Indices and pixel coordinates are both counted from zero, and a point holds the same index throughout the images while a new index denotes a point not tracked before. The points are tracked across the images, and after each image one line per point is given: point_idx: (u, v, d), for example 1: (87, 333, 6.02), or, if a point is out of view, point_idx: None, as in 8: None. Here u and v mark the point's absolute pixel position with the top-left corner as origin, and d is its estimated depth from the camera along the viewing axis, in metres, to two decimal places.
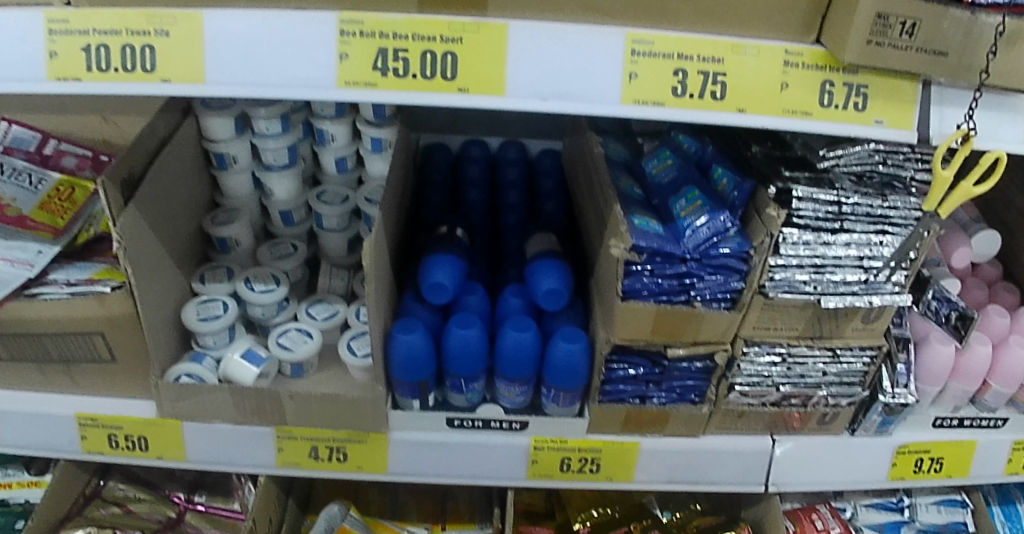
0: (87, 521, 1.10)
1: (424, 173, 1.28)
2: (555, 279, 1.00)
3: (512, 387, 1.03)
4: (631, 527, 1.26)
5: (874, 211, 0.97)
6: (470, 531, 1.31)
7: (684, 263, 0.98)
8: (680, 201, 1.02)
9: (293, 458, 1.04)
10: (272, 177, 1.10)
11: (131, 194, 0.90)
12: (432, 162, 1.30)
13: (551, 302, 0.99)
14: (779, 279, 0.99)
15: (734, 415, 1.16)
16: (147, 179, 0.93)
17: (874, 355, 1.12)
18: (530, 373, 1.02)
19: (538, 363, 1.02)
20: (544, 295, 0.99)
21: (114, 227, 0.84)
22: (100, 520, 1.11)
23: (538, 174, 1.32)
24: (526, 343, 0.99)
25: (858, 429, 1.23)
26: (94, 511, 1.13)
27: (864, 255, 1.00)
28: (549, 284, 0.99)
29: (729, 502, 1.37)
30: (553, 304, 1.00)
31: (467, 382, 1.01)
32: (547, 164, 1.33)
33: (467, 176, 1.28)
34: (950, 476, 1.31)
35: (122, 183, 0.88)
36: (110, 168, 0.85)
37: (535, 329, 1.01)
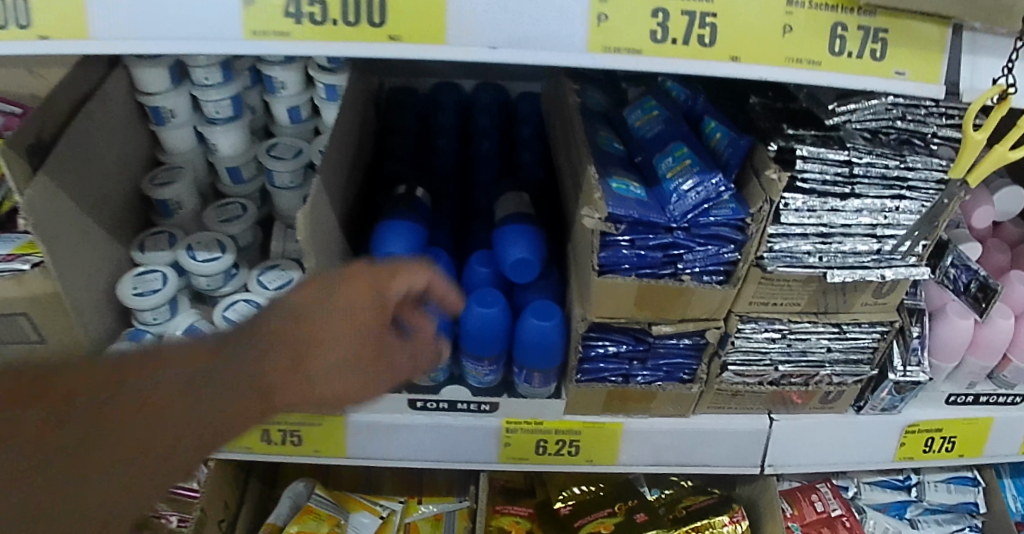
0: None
1: (387, 121, 1.15)
2: (523, 247, 0.89)
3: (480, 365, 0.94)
4: (615, 510, 1.17)
5: (890, 171, 0.86)
6: (448, 504, 1.24)
7: (669, 233, 0.87)
8: (665, 160, 0.90)
9: (244, 441, 0.96)
10: (215, 131, 0.99)
11: (41, 160, 0.80)
12: (397, 109, 1.17)
13: (520, 273, 0.89)
14: (778, 250, 0.89)
15: (728, 394, 1.06)
16: (60, 143, 0.83)
17: (885, 331, 1.01)
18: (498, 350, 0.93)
19: (508, 339, 0.93)
20: (512, 266, 0.89)
21: (20, 200, 0.75)
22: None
23: (515, 122, 1.20)
24: (493, 319, 0.89)
25: (864, 406, 1.13)
26: None
27: (878, 223, 0.89)
28: (517, 253, 0.89)
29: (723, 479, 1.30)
30: (522, 275, 0.90)
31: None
32: (525, 111, 1.21)
33: (437, 125, 1.16)
34: (962, 454, 1.22)
35: (28, 150, 0.78)
36: (12, 133, 0.75)
37: (503, 302, 0.91)
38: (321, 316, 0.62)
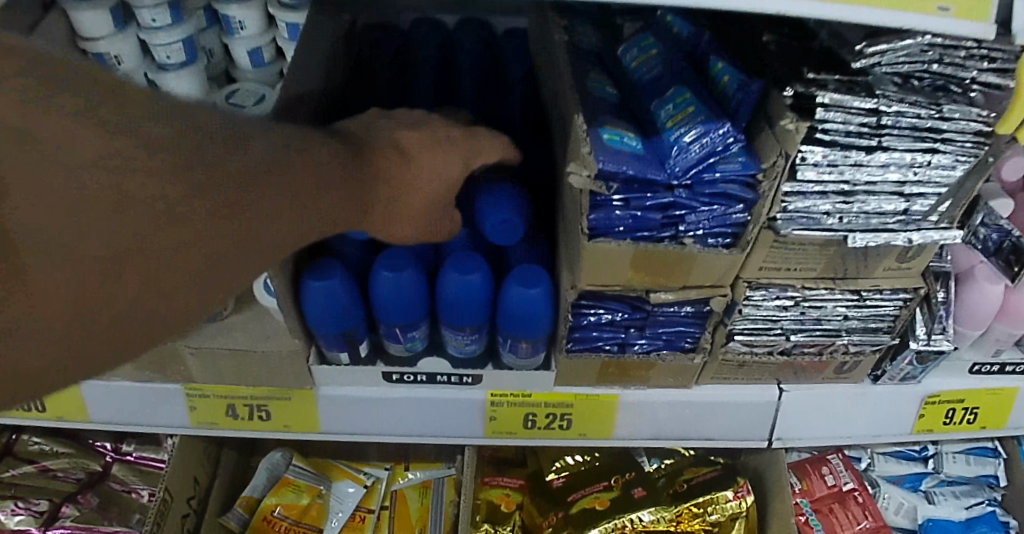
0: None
1: (361, 62, 1.04)
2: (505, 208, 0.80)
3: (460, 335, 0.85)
4: (611, 484, 1.06)
5: (922, 122, 0.75)
6: (435, 471, 1.17)
7: (670, 191, 0.78)
8: (666, 107, 0.80)
9: (208, 416, 0.89)
10: (168, 78, 0.89)
11: None
12: (371, 49, 1.06)
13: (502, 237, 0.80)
14: (793, 210, 0.79)
15: (734, 364, 0.96)
16: None
17: (908, 298, 0.91)
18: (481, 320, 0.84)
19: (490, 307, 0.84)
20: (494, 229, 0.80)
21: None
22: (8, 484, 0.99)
23: (503, 62, 1.08)
24: (473, 288, 0.81)
25: (882, 376, 1.03)
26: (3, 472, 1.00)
27: (906, 180, 0.79)
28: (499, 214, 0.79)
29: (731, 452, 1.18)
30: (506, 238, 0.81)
31: (405, 333, 0.84)
32: (514, 50, 1.09)
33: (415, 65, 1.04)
34: (984, 427, 1.14)
35: None
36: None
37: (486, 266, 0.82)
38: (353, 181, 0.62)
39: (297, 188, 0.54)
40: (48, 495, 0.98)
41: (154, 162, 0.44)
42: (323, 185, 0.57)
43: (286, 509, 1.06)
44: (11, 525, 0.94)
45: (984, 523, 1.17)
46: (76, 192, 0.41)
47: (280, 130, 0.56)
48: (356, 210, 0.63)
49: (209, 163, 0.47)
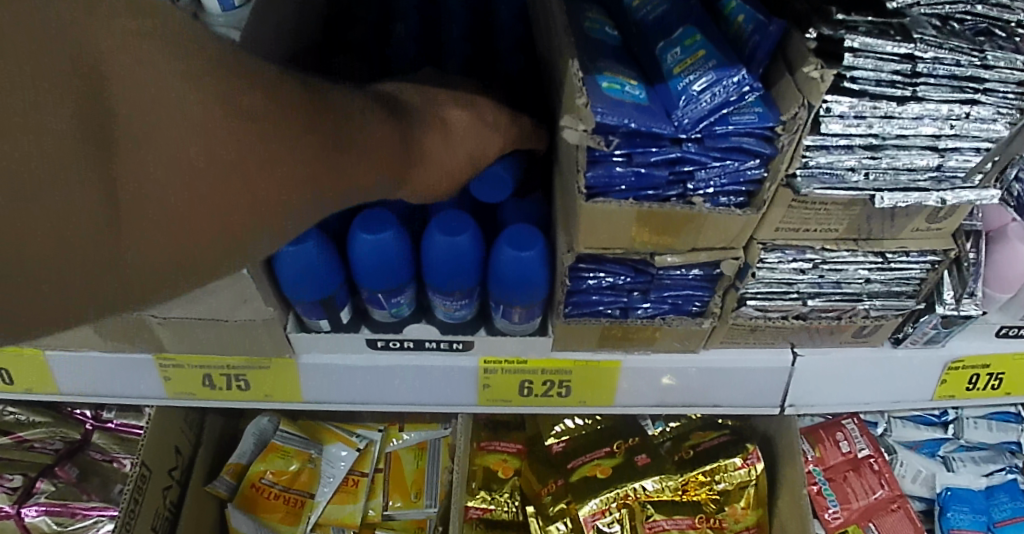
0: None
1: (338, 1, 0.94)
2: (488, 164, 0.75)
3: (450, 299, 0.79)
4: (614, 450, 0.98)
5: (964, 69, 0.67)
6: (431, 432, 1.12)
7: (677, 146, 0.70)
8: (673, 51, 0.71)
9: (185, 387, 0.85)
10: None
11: None
12: None
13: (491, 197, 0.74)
14: (815, 167, 0.72)
15: (745, 329, 0.88)
16: None
17: (937, 260, 0.84)
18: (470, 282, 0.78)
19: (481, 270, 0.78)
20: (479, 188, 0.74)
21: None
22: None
23: None
24: (461, 249, 0.74)
25: (904, 340, 0.96)
26: None
27: (942, 133, 0.71)
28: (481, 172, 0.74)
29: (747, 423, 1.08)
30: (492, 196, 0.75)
31: (387, 299, 0.78)
32: None
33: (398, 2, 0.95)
34: (1008, 394, 1.08)
35: None
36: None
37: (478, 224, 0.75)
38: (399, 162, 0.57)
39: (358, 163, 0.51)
40: (22, 471, 0.94)
41: (255, 118, 0.41)
42: (378, 160, 0.54)
43: (276, 475, 1.03)
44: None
45: (1004, 492, 1.10)
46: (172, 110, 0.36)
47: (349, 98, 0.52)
48: (394, 188, 0.59)
49: (296, 132, 0.44)
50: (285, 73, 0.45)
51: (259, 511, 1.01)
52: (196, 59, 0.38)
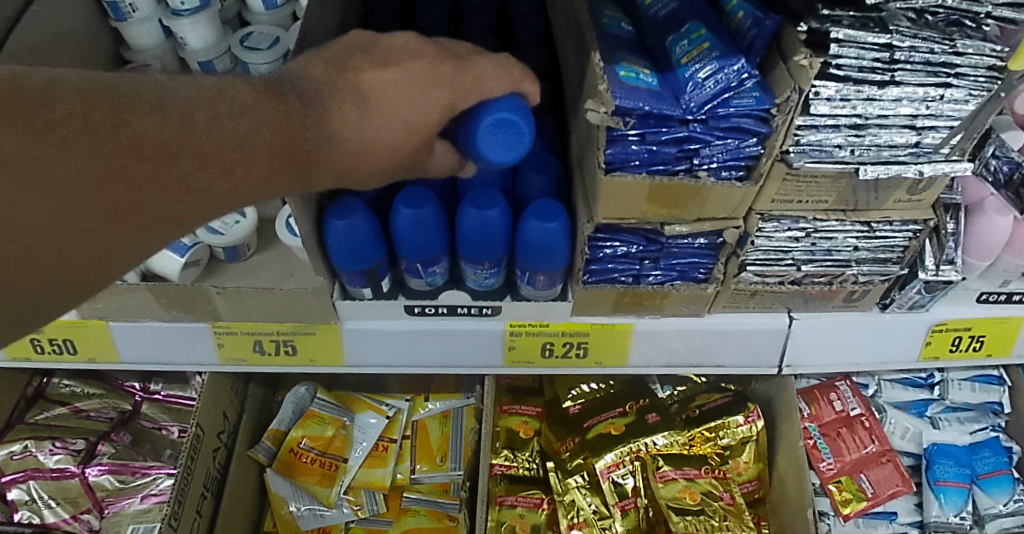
0: (28, 431, 0.99)
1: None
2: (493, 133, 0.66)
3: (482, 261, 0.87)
4: (626, 409, 1.06)
5: (936, 56, 0.76)
6: (453, 401, 1.19)
7: (684, 126, 0.78)
8: (680, 43, 0.80)
9: (236, 353, 0.92)
10: (182, 25, 0.86)
11: None
12: None
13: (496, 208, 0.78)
14: (806, 143, 0.81)
15: (746, 293, 0.96)
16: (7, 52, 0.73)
17: (919, 229, 0.93)
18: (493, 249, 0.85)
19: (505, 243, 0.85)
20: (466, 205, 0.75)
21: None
22: (46, 426, 1.01)
23: None
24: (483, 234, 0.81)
25: (891, 304, 1.04)
26: (38, 415, 1.02)
27: (919, 113, 0.80)
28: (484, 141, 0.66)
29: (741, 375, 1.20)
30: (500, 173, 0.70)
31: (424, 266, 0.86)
32: None
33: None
34: (990, 355, 1.16)
35: None
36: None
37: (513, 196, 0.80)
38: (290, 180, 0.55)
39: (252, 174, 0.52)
40: (83, 436, 1.00)
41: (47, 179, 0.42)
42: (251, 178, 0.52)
43: (313, 440, 1.11)
44: (51, 464, 0.97)
45: (988, 447, 1.19)
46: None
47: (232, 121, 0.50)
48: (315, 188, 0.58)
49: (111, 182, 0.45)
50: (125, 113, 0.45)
51: (297, 475, 1.09)
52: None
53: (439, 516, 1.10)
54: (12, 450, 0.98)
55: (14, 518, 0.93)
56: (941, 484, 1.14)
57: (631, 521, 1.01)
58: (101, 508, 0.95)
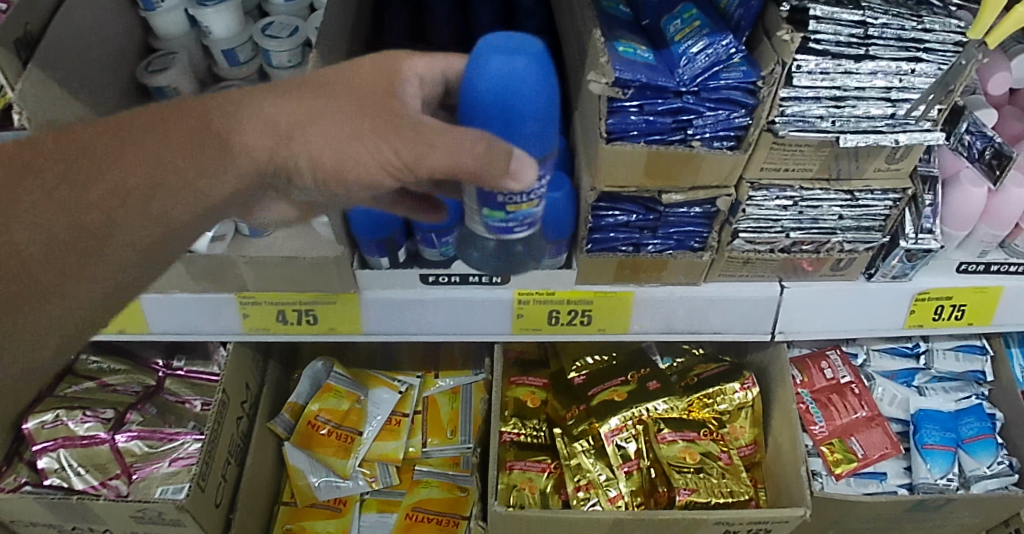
0: (57, 401, 1.04)
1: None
2: (483, 75, 0.66)
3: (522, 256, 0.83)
4: (628, 378, 1.12)
5: (906, 33, 0.84)
6: (464, 377, 1.25)
7: (678, 98, 0.85)
8: (674, 22, 0.86)
9: (260, 323, 0.98)
10: (207, 14, 0.92)
11: (29, 55, 0.76)
12: None
13: (538, 200, 0.73)
14: (791, 114, 0.87)
15: (740, 261, 1.03)
16: (49, 36, 0.78)
17: (898, 197, 0.99)
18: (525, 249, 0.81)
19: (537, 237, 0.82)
20: (487, 215, 0.73)
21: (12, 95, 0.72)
22: (73, 397, 1.06)
23: None
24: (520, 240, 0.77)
25: (875, 274, 1.10)
26: (68, 389, 1.06)
27: (893, 86, 0.87)
28: (482, 93, 0.66)
29: (737, 347, 1.25)
30: (533, 108, 0.67)
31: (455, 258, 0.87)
32: None
33: None
34: (971, 323, 1.21)
35: (15, 43, 0.74)
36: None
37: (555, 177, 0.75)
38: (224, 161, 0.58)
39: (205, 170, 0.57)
40: (111, 406, 1.05)
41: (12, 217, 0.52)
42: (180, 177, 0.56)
43: (329, 413, 1.15)
44: (81, 431, 1.01)
45: (971, 414, 1.22)
46: None
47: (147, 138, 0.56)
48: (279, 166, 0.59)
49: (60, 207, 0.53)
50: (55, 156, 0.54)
51: (314, 447, 1.13)
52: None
53: (450, 486, 1.15)
54: (44, 419, 1.02)
55: (44, 482, 0.97)
56: (927, 447, 1.18)
57: (634, 482, 1.06)
58: (130, 473, 0.99)
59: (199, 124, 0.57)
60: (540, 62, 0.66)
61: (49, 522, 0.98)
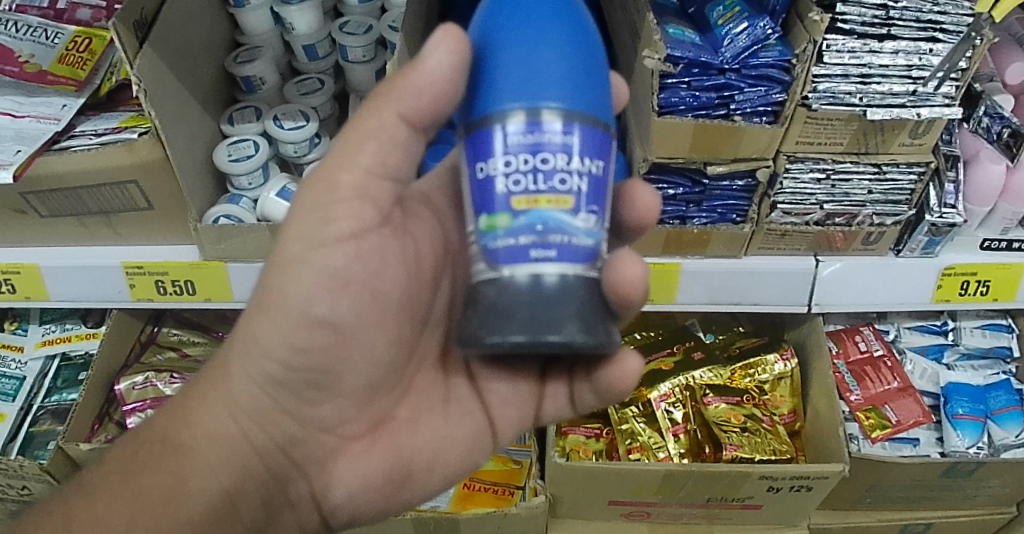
0: (144, 367, 1.17)
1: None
2: (499, 65, 0.61)
3: (565, 293, 0.61)
4: (674, 350, 1.20)
5: (924, 14, 0.91)
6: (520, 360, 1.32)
7: (722, 75, 0.96)
8: (717, 9, 0.99)
9: None
10: (291, 11, 1.04)
11: (144, 36, 0.86)
12: None
13: (564, 194, 0.61)
14: (822, 89, 0.94)
15: (777, 235, 1.11)
16: (159, 22, 0.88)
17: (922, 172, 1.04)
18: (569, 284, 0.61)
19: (588, 282, 0.63)
20: (487, 230, 0.62)
21: (132, 70, 0.82)
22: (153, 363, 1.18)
23: None
24: (551, 263, 0.61)
25: (904, 249, 1.15)
26: (152, 357, 1.20)
27: (912, 64, 0.93)
28: (504, 79, 0.61)
29: (774, 324, 1.33)
30: (541, 64, 0.60)
31: (467, 352, 0.63)
32: None
33: None
34: (996, 300, 1.21)
35: (135, 25, 0.84)
36: (122, 8, 0.81)
37: (601, 188, 0.63)
38: (192, 422, 0.72)
39: (195, 419, 0.72)
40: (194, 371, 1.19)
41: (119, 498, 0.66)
42: (186, 437, 0.71)
43: None
44: (169, 391, 1.15)
45: (1000, 389, 1.24)
46: (110, 516, 0.65)
47: (142, 437, 0.71)
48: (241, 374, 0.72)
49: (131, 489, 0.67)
50: (104, 474, 0.69)
51: None
52: (90, 505, 0.66)
53: (505, 459, 1.18)
54: (134, 380, 1.15)
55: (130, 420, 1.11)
56: (958, 417, 1.20)
57: (682, 444, 1.12)
58: None
59: (158, 430, 0.72)
60: (566, 27, 0.62)
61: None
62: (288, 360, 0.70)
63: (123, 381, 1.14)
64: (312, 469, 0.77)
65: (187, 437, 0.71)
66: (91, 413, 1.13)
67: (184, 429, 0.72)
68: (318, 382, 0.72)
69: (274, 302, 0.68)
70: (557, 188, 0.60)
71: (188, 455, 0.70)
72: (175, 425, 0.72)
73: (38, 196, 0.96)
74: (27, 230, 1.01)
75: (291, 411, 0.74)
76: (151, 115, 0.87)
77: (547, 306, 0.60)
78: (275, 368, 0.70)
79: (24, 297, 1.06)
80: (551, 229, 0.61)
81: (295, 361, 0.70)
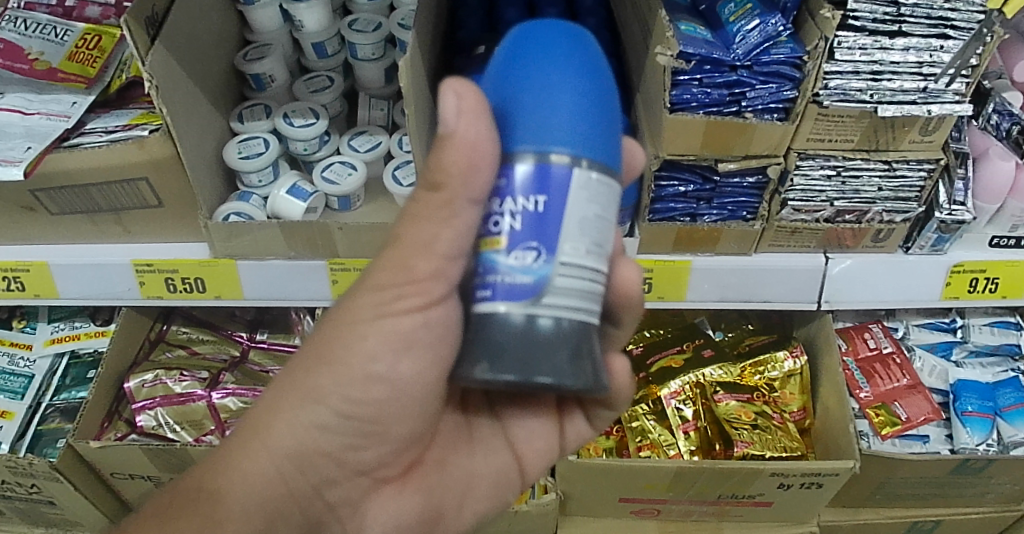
0: (152, 365, 1.17)
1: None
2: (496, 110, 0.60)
3: (497, 333, 0.57)
4: (684, 347, 1.20)
5: (935, 11, 0.90)
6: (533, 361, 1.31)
7: (733, 71, 0.96)
8: (728, 6, 0.99)
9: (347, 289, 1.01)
10: (300, 8, 1.04)
11: (154, 34, 0.85)
12: None
13: (496, 234, 0.58)
14: (833, 86, 0.93)
15: (787, 232, 1.11)
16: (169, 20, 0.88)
17: (932, 169, 1.04)
18: (500, 325, 0.57)
19: (526, 323, 0.57)
20: None
21: (143, 67, 0.82)
22: (165, 361, 1.19)
23: None
24: (487, 303, 0.58)
25: (913, 247, 1.15)
26: (160, 354, 1.20)
27: (923, 61, 0.93)
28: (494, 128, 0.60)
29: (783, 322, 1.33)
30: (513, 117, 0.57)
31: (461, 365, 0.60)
32: None
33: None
34: (1005, 297, 1.20)
35: (146, 22, 0.83)
36: (133, 6, 0.81)
37: (552, 226, 0.56)
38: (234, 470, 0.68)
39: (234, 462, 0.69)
40: (204, 368, 1.19)
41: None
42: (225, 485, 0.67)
43: None
44: (180, 389, 1.15)
45: (1008, 386, 1.24)
46: None
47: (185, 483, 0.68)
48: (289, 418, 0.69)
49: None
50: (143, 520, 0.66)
51: None
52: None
53: None
54: (143, 378, 1.15)
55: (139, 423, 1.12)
56: (966, 414, 1.20)
57: (693, 441, 1.12)
58: (223, 428, 1.13)
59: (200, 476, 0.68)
60: (577, 63, 0.57)
61: (145, 474, 1.13)
62: (342, 404, 0.68)
63: (132, 379, 1.15)
64: (338, 498, 0.75)
65: (223, 482, 0.68)
66: (102, 410, 1.14)
67: (224, 473, 0.68)
68: (366, 427, 0.71)
69: (333, 349, 0.66)
70: (491, 230, 0.58)
71: (226, 504, 0.67)
72: (213, 472, 0.68)
73: (49, 193, 0.96)
74: (38, 228, 1.01)
75: (334, 454, 0.72)
76: (162, 113, 0.87)
77: (478, 342, 0.58)
78: (329, 412, 0.69)
79: (34, 295, 1.06)
80: (485, 271, 0.58)
81: (351, 410, 0.69)
